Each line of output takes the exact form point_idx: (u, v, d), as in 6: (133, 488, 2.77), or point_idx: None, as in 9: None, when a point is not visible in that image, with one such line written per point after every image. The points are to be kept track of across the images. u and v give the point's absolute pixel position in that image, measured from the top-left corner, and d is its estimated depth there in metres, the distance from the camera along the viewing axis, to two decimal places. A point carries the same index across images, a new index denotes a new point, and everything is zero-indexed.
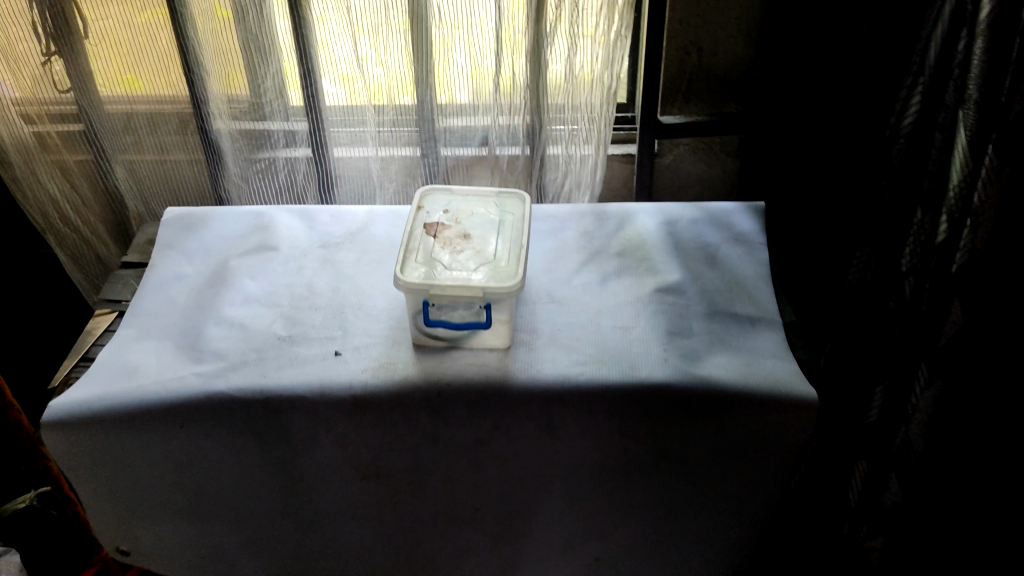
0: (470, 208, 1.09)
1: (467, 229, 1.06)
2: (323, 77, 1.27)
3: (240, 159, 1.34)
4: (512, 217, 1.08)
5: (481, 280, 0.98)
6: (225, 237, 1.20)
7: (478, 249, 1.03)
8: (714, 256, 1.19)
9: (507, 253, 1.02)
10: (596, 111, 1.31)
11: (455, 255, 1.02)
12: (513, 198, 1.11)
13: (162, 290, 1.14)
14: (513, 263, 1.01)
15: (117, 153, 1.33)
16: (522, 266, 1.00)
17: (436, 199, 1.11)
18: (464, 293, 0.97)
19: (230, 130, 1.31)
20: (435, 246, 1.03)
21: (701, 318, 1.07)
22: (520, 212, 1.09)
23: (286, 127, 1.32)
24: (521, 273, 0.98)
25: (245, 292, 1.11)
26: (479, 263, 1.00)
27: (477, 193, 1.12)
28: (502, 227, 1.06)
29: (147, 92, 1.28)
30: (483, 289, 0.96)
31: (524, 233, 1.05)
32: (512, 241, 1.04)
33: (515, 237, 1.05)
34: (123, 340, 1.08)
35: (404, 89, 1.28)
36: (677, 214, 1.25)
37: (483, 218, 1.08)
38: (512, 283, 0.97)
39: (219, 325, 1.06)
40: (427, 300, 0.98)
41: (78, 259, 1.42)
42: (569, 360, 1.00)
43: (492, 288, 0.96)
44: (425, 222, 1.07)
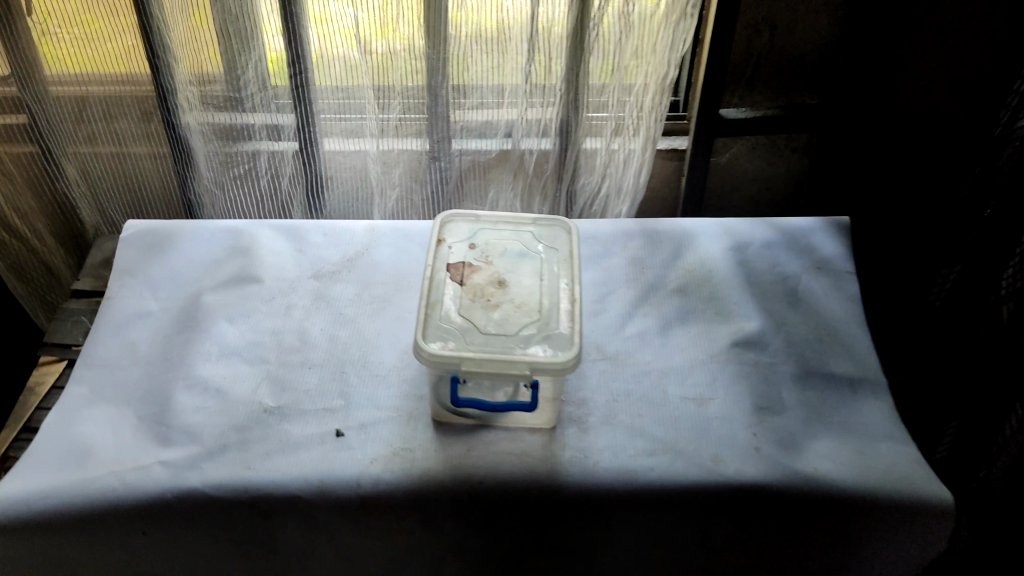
0: (503, 242, 0.88)
1: (503, 273, 0.84)
2: (308, 25, 0.95)
3: (217, 159, 1.06)
4: (557, 259, 0.86)
5: (528, 351, 0.77)
6: (195, 261, 0.96)
7: (518, 302, 0.81)
8: (796, 294, 1.00)
9: (556, 311, 0.81)
10: (646, 108, 1.04)
11: (490, 311, 0.80)
12: (557, 227, 0.90)
13: (120, 334, 0.90)
14: (564, 325, 0.79)
15: (65, 143, 1.05)
16: (576, 327, 0.79)
17: (459, 228, 0.89)
18: (505, 370, 0.76)
19: (202, 125, 1.02)
20: (463, 297, 0.81)
21: (792, 385, 0.90)
22: (566, 249, 0.88)
23: (269, 120, 1.03)
24: (578, 341, 0.77)
25: (223, 343, 0.88)
26: (523, 324, 0.79)
27: (509, 221, 0.90)
28: (545, 271, 0.85)
29: (101, 72, 0.99)
30: (531, 364, 0.76)
31: (575, 279, 0.84)
32: (558, 294, 0.82)
33: (564, 287, 0.83)
34: (73, 402, 0.85)
35: (381, 30, 0.95)
36: (747, 235, 1.06)
37: (520, 257, 0.86)
38: (568, 355, 0.76)
39: (191, 389, 0.84)
40: (456, 376, 0.77)
41: (30, 275, 1.15)
42: (632, 447, 0.82)
43: (542, 364, 0.76)
44: (448, 262, 0.85)
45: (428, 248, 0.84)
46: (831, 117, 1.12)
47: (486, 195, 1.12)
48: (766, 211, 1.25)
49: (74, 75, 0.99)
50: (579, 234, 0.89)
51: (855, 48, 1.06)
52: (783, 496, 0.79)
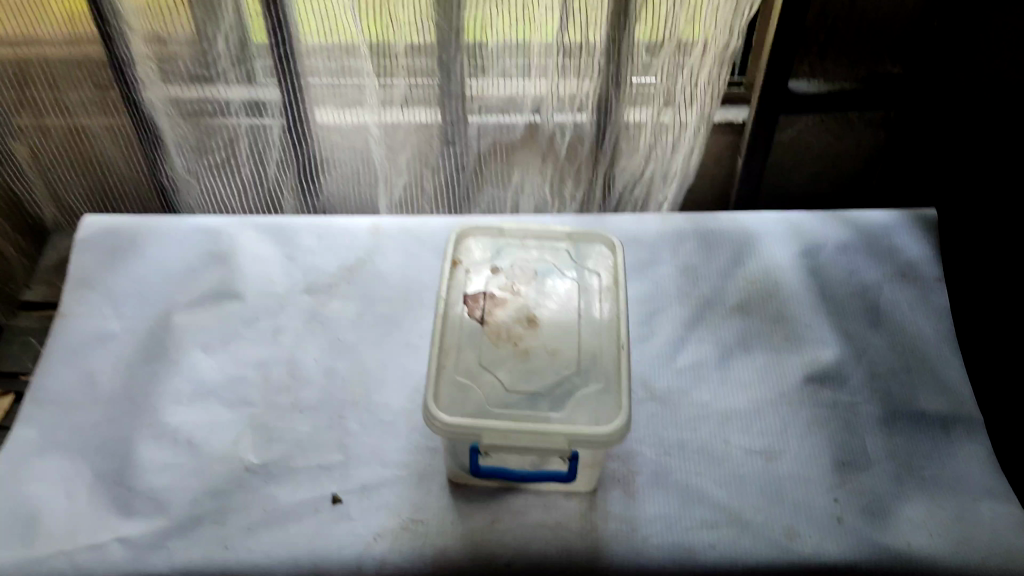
0: (532, 265, 0.75)
1: (531, 307, 0.71)
2: None
3: (189, 142, 0.89)
4: (603, 291, 0.73)
5: (563, 417, 0.64)
6: (166, 268, 0.81)
7: (550, 347, 0.68)
8: (876, 311, 0.85)
9: (600, 358, 0.67)
10: (701, 85, 0.87)
11: (517, 359, 0.67)
12: (596, 244, 0.77)
13: (77, 361, 0.75)
14: (608, 379, 0.66)
15: (8, 116, 0.88)
16: (623, 385, 0.65)
17: (479, 245, 0.75)
18: (535, 442, 0.63)
19: (168, 102, 0.85)
20: (484, 340, 0.68)
21: (877, 430, 0.76)
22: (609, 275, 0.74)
23: (249, 95, 0.85)
24: (626, 404, 0.64)
25: (199, 380, 0.73)
26: (558, 379, 0.66)
27: (540, 237, 0.77)
28: (582, 305, 0.71)
29: (42, 31, 0.81)
30: (567, 435, 0.62)
31: (621, 315, 0.70)
32: (603, 338, 0.69)
33: (608, 326, 0.70)
34: (19, 448, 0.70)
35: None
36: (819, 236, 0.91)
37: (553, 286, 0.73)
38: (615, 424, 0.63)
39: (159, 440, 0.69)
40: (477, 446, 0.65)
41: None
42: (689, 517, 0.69)
43: (581, 436, 0.62)
44: (466, 291, 0.71)
45: (441, 274, 0.71)
46: (903, 89, 0.95)
47: (509, 179, 0.96)
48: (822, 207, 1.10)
49: (9, 38, 0.81)
50: (624, 256, 0.75)
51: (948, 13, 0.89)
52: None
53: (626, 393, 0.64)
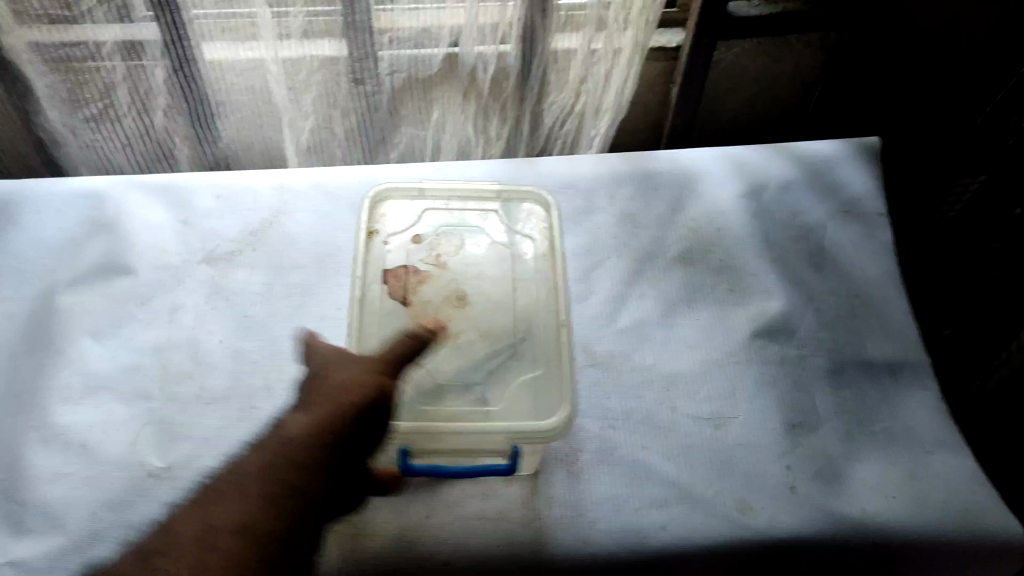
0: (456, 230, 0.68)
1: (459, 283, 0.65)
2: None
3: (61, 93, 0.77)
4: (535, 251, 0.66)
5: (500, 411, 0.58)
6: (44, 241, 0.72)
7: (483, 329, 0.62)
8: (822, 252, 0.81)
9: (528, 341, 0.62)
10: (632, 15, 0.78)
11: (446, 347, 0.62)
12: (528, 202, 0.69)
13: None
14: (546, 364, 0.60)
15: None
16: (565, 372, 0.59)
17: (395, 211, 0.68)
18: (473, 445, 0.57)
19: (28, 44, 0.72)
20: (409, 323, 0.61)
21: (823, 384, 0.72)
22: (539, 236, 0.67)
23: (123, 35, 0.73)
24: (568, 393, 0.58)
25: (90, 372, 0.65)
26: (494, 367, 0.60)
27: (466, 194, 0.69)
28: (516, 276, 0.65)
29: None
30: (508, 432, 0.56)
31: (558, 290, 0.63)
32: (539, 309, 0.63)
33: (543, 303, 0.63)
34: None
35: None
36: (761, 172, 0.86)
37: (481, 257, 0.66)
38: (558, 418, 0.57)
39: (49, 445, 0.61)
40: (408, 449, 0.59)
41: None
42: (639, 496, 0.64)
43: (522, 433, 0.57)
44: (385, 266, 0.64)
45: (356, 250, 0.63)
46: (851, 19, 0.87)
47: (428, 116, 0.86)
48: (752, 136, 1.05)
49: None
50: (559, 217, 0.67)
51: None
52: (819, 551, 0.62)
53: (569, 382, 0.59)
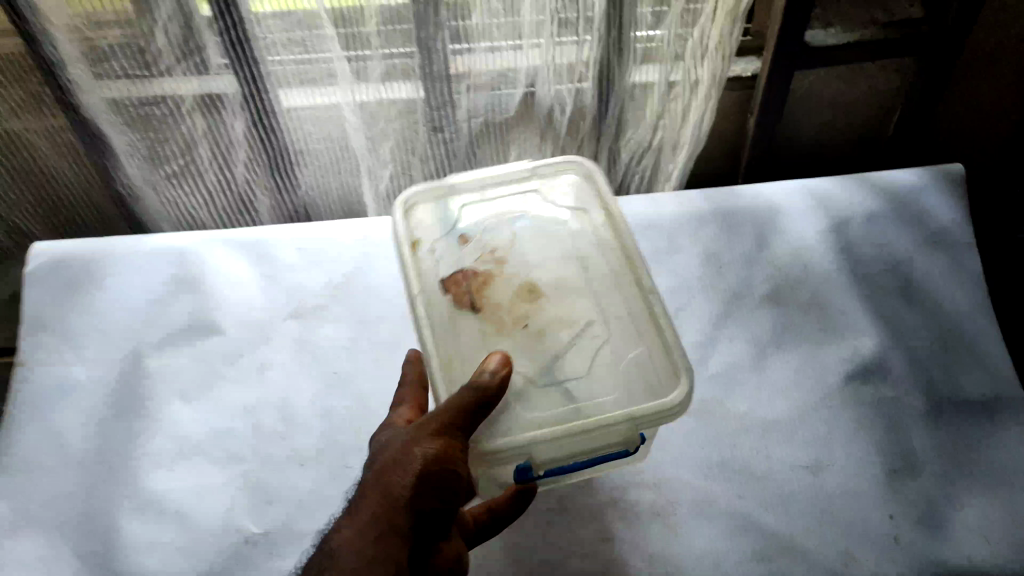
0: (503, 224, 0.66)
1: (527, 277, 0.62)
2: None
3: (141, 150, 0.77)
4: (600, 228, 0.65)
5: (614, 404, 0.55)
6: (132, 301, 0.72)
7: (562, 316, 0.60)
8: (911, 285, 0.79)
9: (615, 325, 0.60)
10: (708, 50, 0.75)
11: (527, 342, 0.59)
12: (567, 175, 0.69)
13: (41, 421, 0.66)
14: (648, 343, 0.59)
15: None
16: (669, 340, 0.57)
17: (439, 215, 0.66)
18: (592, 444, 0.54)
19: (109, 104, 0.73)
20: (480, 329, 0.59)
21: (922, 424, 0.70)
22: (586, 212, 0.66)
23: (201, 89, 0.72)
24: (685, 365, 0.56)
25: (181, 435, 0.65)
26: (590, 356, 0.58)
27: (500, 183, 0.68)
28: (582, 257, 0.64)
29: None
30: (631, 415, 0.54)
31: (635, 257, 0.62)
32: (624, 291, 0.61)
33: (624, 280, 0.62)
34: None
35: None
36: (846, 205, 0.84)
37: (538, 247, 0.65)
38: (679, 397, 0.54)
39: (144, 512, 0.62)
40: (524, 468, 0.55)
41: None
42: (738, 550, 0.63)
43: (646, 414, 0.54)
44: (441, 276, 0.62)
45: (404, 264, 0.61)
46: (930, 46, 0.85)
47: (505, 158, 0.86)
48: (828, 171, 1.02)
49: None
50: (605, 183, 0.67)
51: None
52: None
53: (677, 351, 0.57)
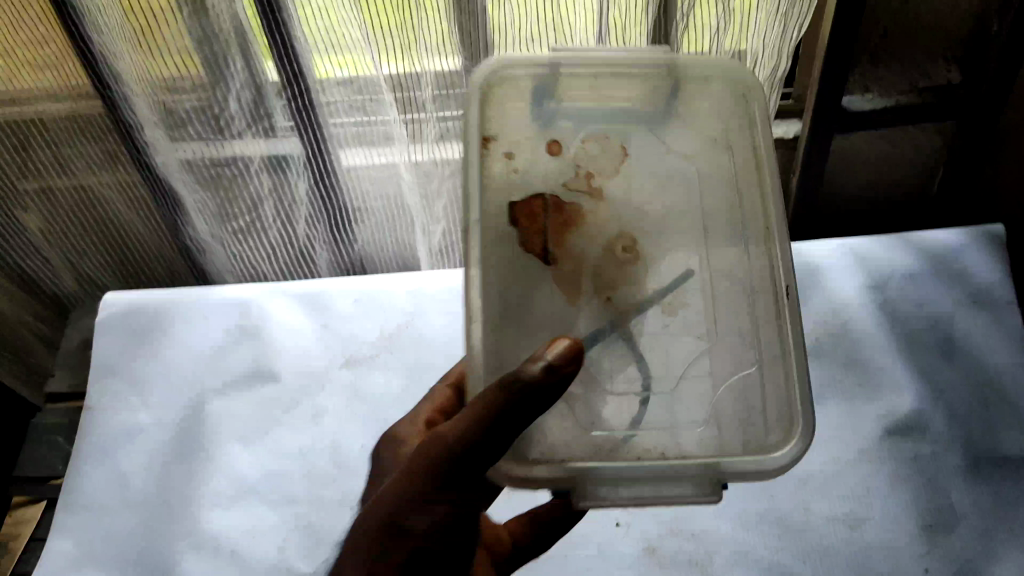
0: (606, 130, 0.56)
1: (621, 229, 0.56)
2: (295, 7, 0.65)
3: (210, 206, 0.82)
4: (745, 172, 0.56)
5: (702, 441, 0.51)
6: (195, 349, 0.75)
7: (654, 273, 0.55)
8: (952, 344, 0.79)
9: (722, 317, 0.54)
10: None
11: (609, 305, 0.54)
12: (716, 84, 0.57)
13: (108, 462, 0.70)
14: (756, 357, 0.53)
15: (11, 192, 0.80)
16: (794, 368, 0.51)
17: (534, 93, 0.55)
18: (669, 488, 0.47)
19: (182, 164, 0.77)
20: (557, 281, 0.53)
21: (958, 482, 0.71)
22: (728, 139, 0.57)
23: (268, 150, 0.77)
24: (795, 412, 0.50)
25: (238, 477, 0.68)
26: (684, 363, 0.53)
27: (623, 77, 0.56)
28: (701, 185, 0.56)
29: (45, 102, 0.72)
30: (721, 463, 0.48)
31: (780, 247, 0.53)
32: (748, 250, 0.55)
33: (760, 266, 0.54)
34: (58, 568, 0.66)
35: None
36: (886, 263, 0.85)
37: (653, 182, 0.57)
38: (784, 455, 0.48)
39: (200, 551, 0.65)
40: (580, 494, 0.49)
41: (28, 357, 0.90)
42: None
43: (740, 469, 0.48)
44: (512, 197, 0.53)
45: (466, 158, 0.51)
46: (969, 111, 0.87)
47: None
48: (867, 231, 1.04)
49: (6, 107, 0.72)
50: (768, 139, 0.55)
51: (1011, 19, 0.80)
52: None
53: (800, 382, 0.50)
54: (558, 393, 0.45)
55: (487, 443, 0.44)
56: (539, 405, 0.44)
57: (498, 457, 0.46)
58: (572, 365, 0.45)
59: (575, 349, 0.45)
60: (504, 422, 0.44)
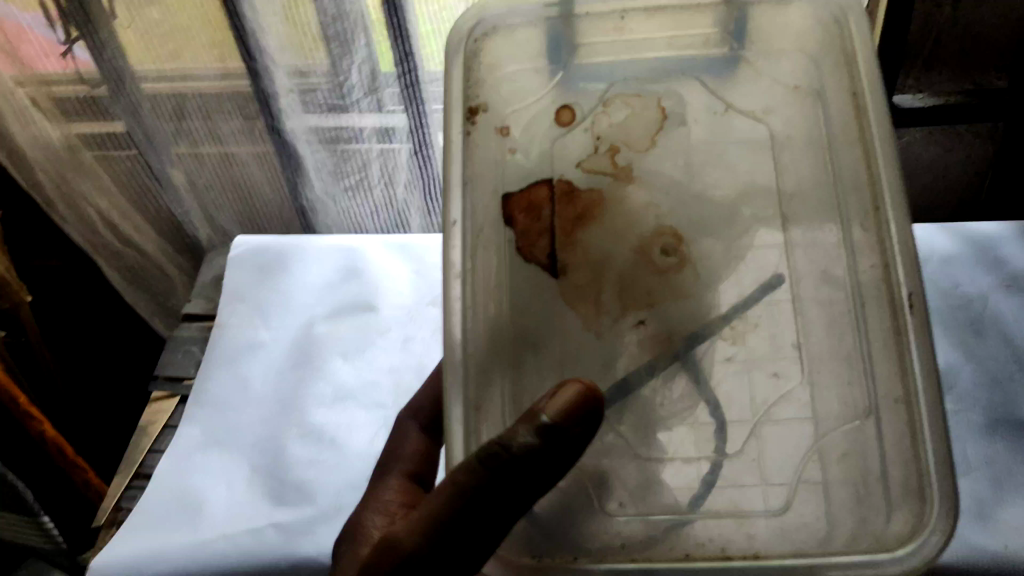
0: (633, 84, 0.59)
1: (656, 230, 0.57)
2: None
3: (328, 166, 0.96)
4: (839, 127, 0.56)
5: (780, 533, 0.50)
6: (310, 284, 0.89)
7: (699, 260, 0.56)
8: (985, 318, 0.85)
9: (816, 340, 0.54)
10: None
11: (632, 310, 0.56)
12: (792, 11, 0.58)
13: (232, 368, 0.84)
14: (865, 404, 0.52)
15: (165, 149, 0.94)
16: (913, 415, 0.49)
17: (547, 49, 0.59)
18: None
19: (306, 129, 0.91)
20: (573, 279, 0.56)
21: (981, 438, 0.75)
22: (813, 87, 0.57)
23: (379, 122, 0.90)
24: (916, 519, 0.48)
25: (338, 384, 0.81)
26: (765, 403, 0.53)
27: (653, 16, 0.58)
28: (777, 144, 0.58)
29: (199, 69, 0.86)
30: (812, 569, 0.46)
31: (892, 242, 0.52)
32: (845, 209, 0.54)
33: (867, 250, 0.53)
34: (187, 447, 0.78)
35: None
36: (928, 245, 0.92)
37: (711, 146, 0.59)
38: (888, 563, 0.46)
39: (304, 438, 0.77)
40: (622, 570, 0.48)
41: (167, 298, 1.13)
42: None
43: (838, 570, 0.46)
44: (505, 190, 0.56)
45: (449, 136, 0.55)
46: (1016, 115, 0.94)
47: None
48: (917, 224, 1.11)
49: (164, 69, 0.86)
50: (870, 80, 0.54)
51: None
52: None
53: (929, 441, 0.48)
54: (558, 459, 0.46)
55: (467, 523, 0.46)
56: (531, 474, 0.45)
57: (485, 523, 0.46)
58: (576, 423, 0.46)
59: (581, 401, 0.46)
60: (488, 496, 0.45)
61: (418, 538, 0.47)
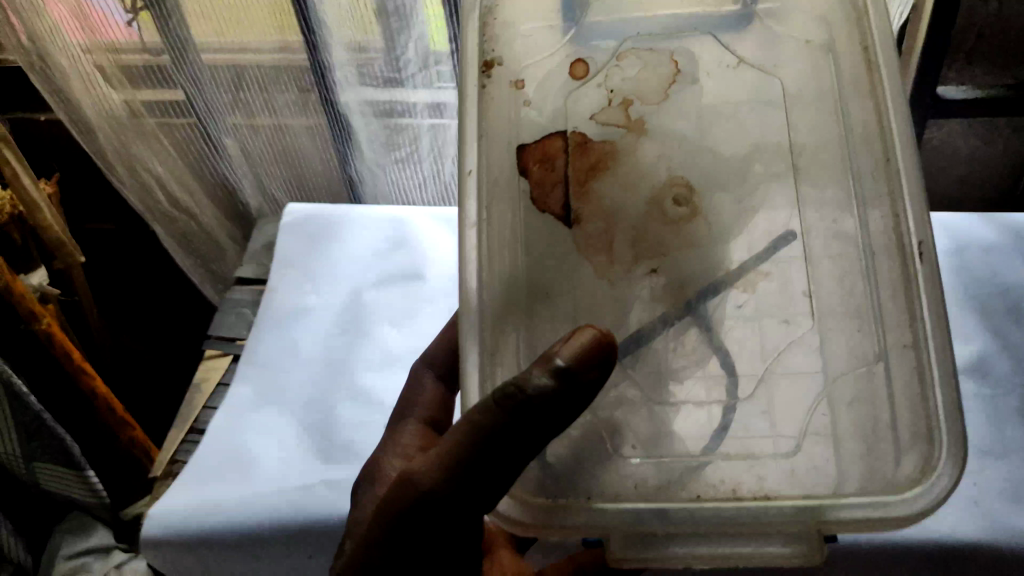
0: (650, 40, 0.58)
1: (668, 180, 0.56)
2: None
3: (380, 138, 0.98)
4: (848, 78, 0.55)
5: (790, 478, 0.49)
6: (360, 253, 0.91)
7: (713, 215, 0.55)
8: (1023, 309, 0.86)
9: (830, 294, 0.53)
10: None
11: (644, 261, 0.55)
12: None
13: (283, 330, 0.86)
14: (874, 352, 0.51)
15: (222, 117, 0.97)
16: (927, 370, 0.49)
17: (560, 2, 0.58)
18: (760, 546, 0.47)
19: (360, 102, 0.93)
20: (585, 227, 0.55)
21: (1017, 419, 0.76)
22: (825, 43, 0.56)
23: (431, 98, 0.92)
24: (927, 461, 0.47)
25: (386, 350, 0.83)
26: (776, 348, 0.53)
27: None
28: (791, 103, 0.56)
29: (257, 41, 0.88)
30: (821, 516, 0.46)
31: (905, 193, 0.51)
32: (856, 171, 0.53)
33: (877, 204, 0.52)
34: (239, 404, 0.81)
35: None
36: (967, 234, 0.93)
37: (731, 102, 0.57)
38: (911, 505, 0.46)
39: (354, 400, 0.80)
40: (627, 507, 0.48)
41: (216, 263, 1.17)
42: None
43: (845, 518, 0.46)
44: (518, 141, 0.55)
45: (464, 91, 0.54)
46: None
47: None
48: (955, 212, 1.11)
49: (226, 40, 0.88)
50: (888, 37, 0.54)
51: None
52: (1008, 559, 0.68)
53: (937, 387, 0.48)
54: (577, 403, 0.43)
55: (482, 464, 0.43)
56: (551, 417, 0.43)
57: (505, 466, 0.43)
58: (595, 367, 0.43)
59: (600, 346, 0.44)
60: (506, 436, 0.42)
61: (431, 479, 0.45)
